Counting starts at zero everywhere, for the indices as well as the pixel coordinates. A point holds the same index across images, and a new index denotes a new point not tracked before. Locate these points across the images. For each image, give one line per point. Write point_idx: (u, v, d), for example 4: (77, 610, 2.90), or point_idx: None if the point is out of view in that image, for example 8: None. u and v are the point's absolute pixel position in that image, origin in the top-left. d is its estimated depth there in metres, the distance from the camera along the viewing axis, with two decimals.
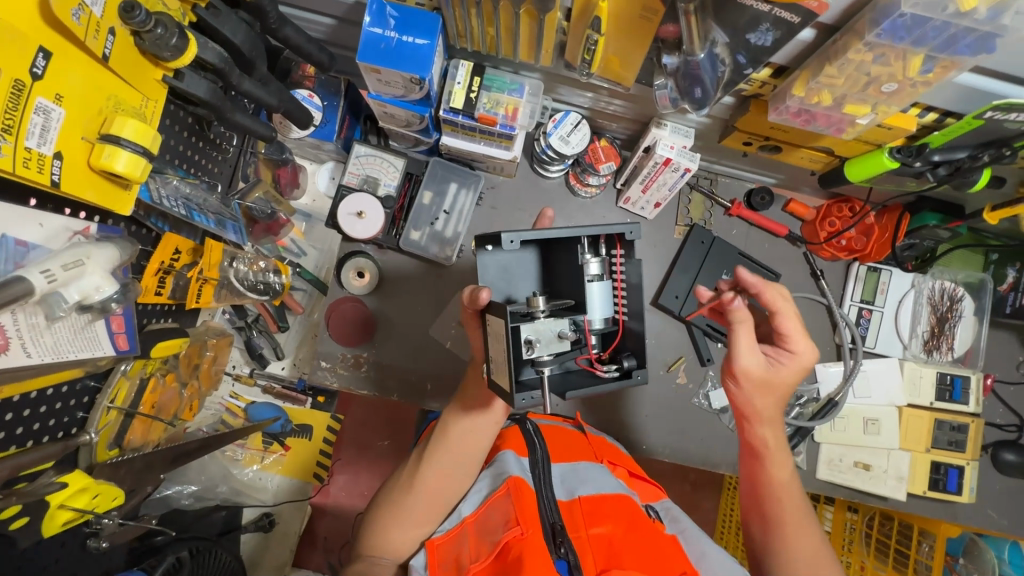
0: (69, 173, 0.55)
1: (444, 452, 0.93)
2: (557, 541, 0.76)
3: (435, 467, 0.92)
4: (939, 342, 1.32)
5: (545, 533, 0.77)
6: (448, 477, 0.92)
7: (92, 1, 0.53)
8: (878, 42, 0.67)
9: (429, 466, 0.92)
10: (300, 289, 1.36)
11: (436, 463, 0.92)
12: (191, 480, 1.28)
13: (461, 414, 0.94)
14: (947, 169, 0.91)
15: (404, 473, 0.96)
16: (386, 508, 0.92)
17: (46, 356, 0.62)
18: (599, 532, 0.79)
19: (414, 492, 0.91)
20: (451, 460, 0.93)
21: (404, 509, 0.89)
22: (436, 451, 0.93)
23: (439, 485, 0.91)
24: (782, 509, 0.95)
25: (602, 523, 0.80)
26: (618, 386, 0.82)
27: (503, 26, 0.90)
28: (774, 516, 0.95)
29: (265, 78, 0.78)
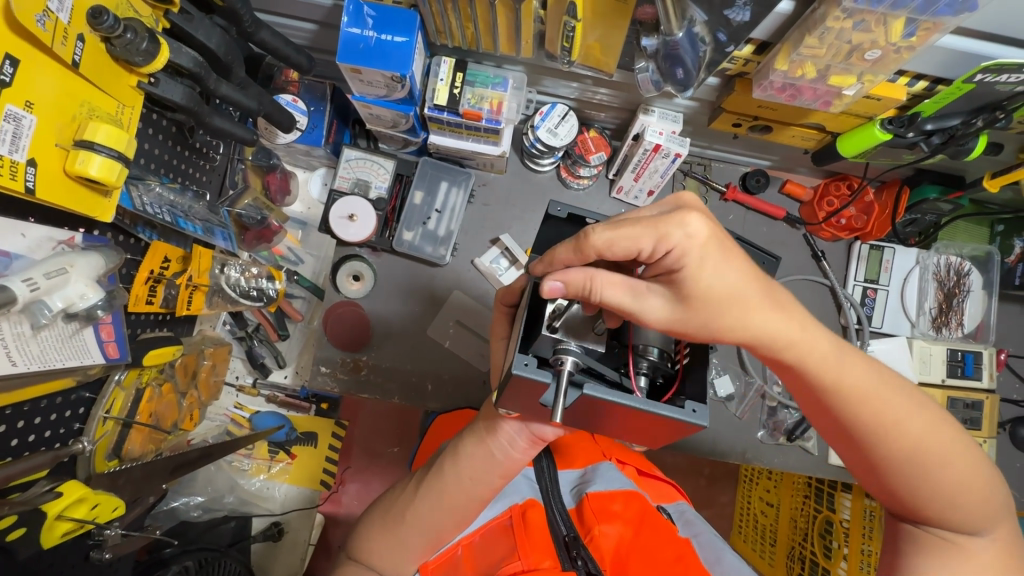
0: (45, 179, 0.56)
1: (439, 490, 0.77)
2: (572, 554, 0.72)
3: (426, 504, 0.78)
4: (948, 318, 1.28)
5: (556, 548, 0.74)
6: (444, 517, 0.78)
7: (58, 8, 0.54)
8: (857, 8, 0.66)
9: (421, 500, 0.78)
10: (298, 296, 1.35)
11: (427, 505, 0.78)
12: (197, 491, 1.30)
13: (462, 455, 0.77)
14: (941, 137, 0.89)
15: (394, 497, 0.84)
16: (371, 535, 0.81)
17: (33, 365, 0.63)
18: (608, 532, 0.77)
19: (406, 529, 0.78)
20: (449, 501, 0.77)
21: (395, 546, 0.79)
22: (430, 491, 0.78)
23: (429, 526, 0.78)
24: (946, 480, 0.62)
25: (612, 522, 0.79)
26: (664, 410, 0.55)
27: (481, 20, 0.89)
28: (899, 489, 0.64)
29: (243, 82, 0.79)
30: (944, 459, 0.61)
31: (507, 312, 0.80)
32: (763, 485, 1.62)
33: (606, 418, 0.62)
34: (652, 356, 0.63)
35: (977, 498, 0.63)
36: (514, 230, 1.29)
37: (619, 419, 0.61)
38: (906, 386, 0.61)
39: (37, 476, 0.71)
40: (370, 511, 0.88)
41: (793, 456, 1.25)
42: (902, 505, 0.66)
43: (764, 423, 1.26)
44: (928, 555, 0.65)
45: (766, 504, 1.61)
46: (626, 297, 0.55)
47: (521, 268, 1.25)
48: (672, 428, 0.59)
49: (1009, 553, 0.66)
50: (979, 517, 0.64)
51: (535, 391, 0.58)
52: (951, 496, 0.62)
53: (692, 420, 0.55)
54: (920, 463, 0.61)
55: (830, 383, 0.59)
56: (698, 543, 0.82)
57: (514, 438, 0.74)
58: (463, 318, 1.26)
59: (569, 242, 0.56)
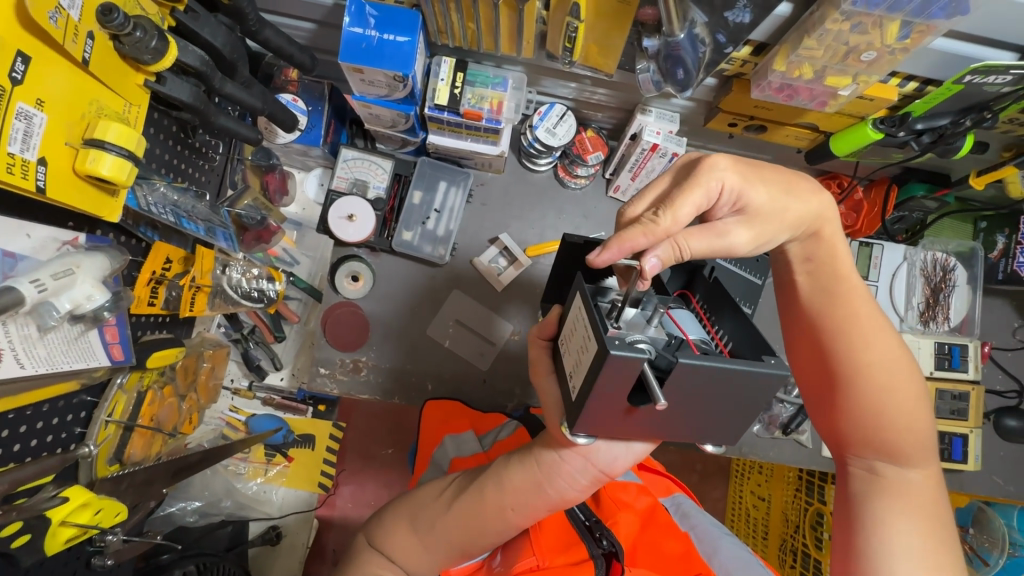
0: (55, 178, 0.55)
1: (476, 509, 0.72)
2: (597, 536, 0.75)
3: (459, 519, 0.72)
4: (935, 313, 1.32)
5: (579, 532, 0.77)
6: (472, 534, 0.73)
7: (69, 5, 0.54)
8: (855, 10, 0.68)
9: (453, 514, 0.73)
10: (295, 298, 1.33)
11: (460, 517, 0.72)
12: (194, 495, 1.28)
13: (509, 488, 0.70)
14: (931, 137, 0.91)
15: (423, 498, 0.79)
16: (393, 539, 0.77)
17: (42, 368, 0.62)
18: (624, 520, 0.82)
19: (435, 535, 0.74)
20: (482, 519, 0.71)
21: (420, 549, 0.76)
22: (464, 506, 0.72)
23: (458, 540, 0.74)
24: (892, 397, 0.70)
25: (626, 512, 0.83)
26: (742, 362, 0.47)
27: (483, 19, 0.90)
28: (857, 407, 0.71)
29: (247, 81, 0.78)
30: (900, 380, 0.71)
31: (544, 346, 0.71)
32: (755, 479, 1.65)
33: (676, 405, 0.52)
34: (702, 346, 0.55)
35: (918, 430, 0.71)
36: (513, 229, 1.29)
37: (688, 400, 0.51)
38: (878, 309, 0.73)
39: (42, 482, 0.70)
40: (391, 502, 0.84)
41: (788, 449, 1.27)
42: (853, 433, 0.72)
43: (759, 417, 1.29)
44: (879, 491, 0.70)
45: (759, 498, 1.64)
46: (715, 238, 0.61)
47: (520, 267, 1.26)
48: (753, 397, 0.50)
49: (942, 504, 0.71)
50: (920, 452, 0.71)
51: (620, 383, 0.49)
52: (898, 417, 0.70)
53: (774, 370, 0.48)
54: (881, 378, 0.70)
55: (833, 276, 0.72)
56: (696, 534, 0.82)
57: (576, 477, 0.67)
58: (463, 318, 1.26)
59: (635, 226, 0.57)
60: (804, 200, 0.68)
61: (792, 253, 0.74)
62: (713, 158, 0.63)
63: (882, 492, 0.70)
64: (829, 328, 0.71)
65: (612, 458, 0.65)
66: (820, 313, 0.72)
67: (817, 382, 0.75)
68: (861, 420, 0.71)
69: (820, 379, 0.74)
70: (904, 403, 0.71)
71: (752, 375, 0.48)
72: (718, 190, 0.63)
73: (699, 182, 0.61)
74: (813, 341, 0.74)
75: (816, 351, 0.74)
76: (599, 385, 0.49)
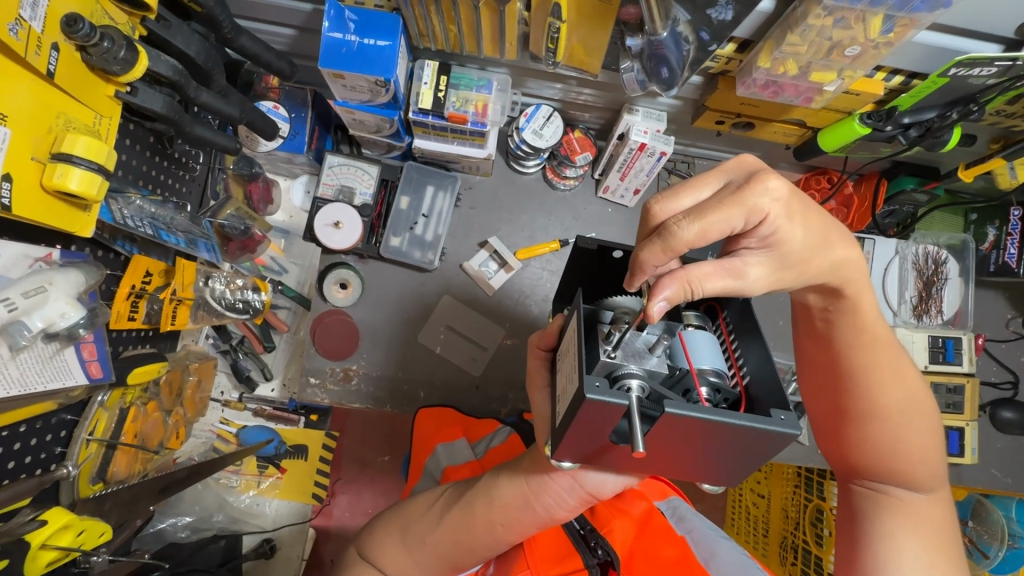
0: (21, 195, 0.55)
1: (465, 525, 0.70)
2: (591, 545, 0.74)
3: (448, 534, 0.71)
4: (928, 306, 1.31)
5: (573, 542, 0.76)
6: (463, 549, 0.71)
7: (31, 16, 0.52)
8: (837, 5, 0.68)
9: (442, 530, 0.71)
10: (283, 307, 1.31)
11: (451, 532, 0.71)
12: (184, 511, 1.29)
13: (498, 502, 0.68)
14: (918, 130, 0.91)
15: (412, 510, 0.77)
16: (383, 553, 0.76)
17: (13, 388, 0.62)
18: (619, 528, 0.82)
19: (426, 550, 0.73)
20: (473, 534, 0.70)
21: (411, 564, 0.74)
22: (454, 521, 0.71)
23: (447, 554, 0.72)
24: (907, 434, 0.67)
25: (622, 519, 0.83)
26: (746, 418, 0.46)
27: (464, 22, 0.89)
28: (870, 439, 0.68)
29: (224, 89, 0.78)
30: (916, 411, 0.68)
31: (542, 357, 0.72)
32: (754, 477, 1.64)
33: (675, 447, 0.53)
34: (712, 379, 0.54)
35: (931, 457, 0.69)
36: (502, 232, 1.28)
37: (689, 445, 0.52)
38: (896, 346, 0.67)
39: (19, 505, 0.68)
40: (381, 515, 0.82)
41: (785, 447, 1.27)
42: (864, 462, 0.70)
43: None
44: (887, 513, 0.69)
45: (758, 496, 1.63)
46: (730, 280, 0.51)
47: (511, 270, 1.26)
48: (759, 446, 0.49)
49: (948, 523, 0.71)
50: (931, 477, 0.70)
51: (604, 421, 0.48)
52: (914, 451, 0.68)
53: (783, 429, 0.46)
54: (897, 414, 0.67)
55: (857, 327, 0.63)
56: (693, 540, 0.77)
57: (563, 496, 0.66)
58: (454, 323, 1.25)
59: (652, 241, 0.50)
60: (835, 250, 0.56)
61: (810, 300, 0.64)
62: (767, 178, 0.50)
63: (891, 515, 0.69)
64: (846, 369, 0.66)
65: (601, 481, 0.65)
66: (841, 360, 0.66)
67: (827, 414, 0.71)
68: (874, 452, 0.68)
69: (831, 414, 0.70)
70: (919, 438, 0.68)
71: (756, 430, 0.47)
72: (759, 220, 0.50)
73: (739, 206, 0.49)
74: (829, 387, 0.69)
75: (831, 397, 0.69)
76: (582, 422, 0.49)
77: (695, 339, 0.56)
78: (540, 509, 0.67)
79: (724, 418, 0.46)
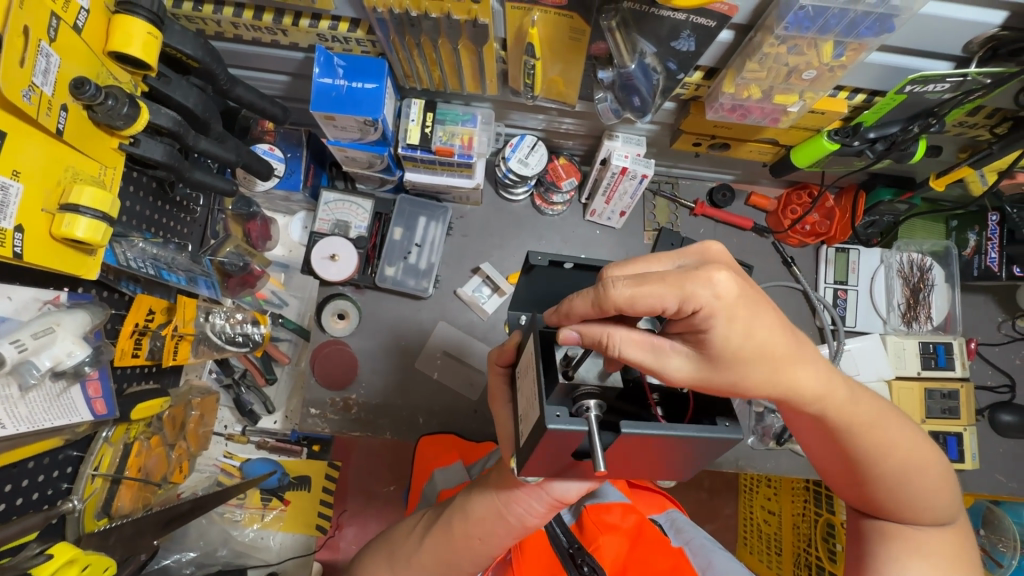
0: (32, 243, 0.60)
1: (447, 543, 0.72)
2: (577, 562, 0.77)
3: (430, 556, 0.73)
4: (917, 313, 1.33)
5: (562, 559, 0.78)
6: (445, 569, 0.73)
7: (43, 82, 0.57)
8: (788, 34, 0.72)
9: (425, 552, 0.73)
10: (284, 339, 1.35)
11: (433, 554, 0.73)
12: (189, 546, 1.25)
13: (472, 518, 0.70)
14: (884, 144, 0.94)
15: (401, 534, 0.79)
16: None
17: (22, 425, 0.65)
18: (609, 544, 0.79)
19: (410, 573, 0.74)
20: (453, 555, 0.72)
21: None
22: (436, 543, 0.72)
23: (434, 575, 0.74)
24: (915, 483, 0.67)
25: (612, 531, 0.81)
26: (695, 431, 0.52)
27: (447, 64, 0.94)
28: (889, 490, 0.68)
29: (221, 136, 0.83)
30: (922, 458, 0.68)
31: (502, 373, 0.75)
32: (764, 493, 1.63)
33: (641, 455, 0.57)
34: (663, 382, 0.61)
35: (946, 492, 0.70)
36: (494, 258, 1.32)
37: (648, 455, 0.57)
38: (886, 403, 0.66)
39: (27, 539, 0.70)
40: (372, 542, 0.84)
41: (785, 459, 1.26)
42: (880, 505, 0.70)
43: (753, 429, 1.28)
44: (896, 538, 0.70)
45: (768, 512, 1.61)
46: (648, 356, 0.52)
47: (504, 295, 1.29)
48: (709, 448, 0.55)
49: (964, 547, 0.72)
50: (944, 507, 0.70)
51: (567, 443, 0.52)
52: (926, 495, 0.68)
53: (727, 436, 0.52)
54: (901, 458, 0.67)
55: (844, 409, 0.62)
56: (690, 551, 0.81)
57: (532, 504, 0.68)
58: (450, 349, 1.28)
59: (586, 292, 0.53)
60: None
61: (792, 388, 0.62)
62: (712, 271, 0.49)
63: (902, 539, 0.70)
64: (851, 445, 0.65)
65: (566, 488, 0.67)
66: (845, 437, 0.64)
67: (839, 470, 0.70)
68: (886, 494, 0.68)
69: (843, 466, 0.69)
70: (926, 482, 0.68)
71: (704, 438, 0.52)
72: (691, 309, 0.49)
73: (672, 288, 0.48)
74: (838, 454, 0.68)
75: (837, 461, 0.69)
76: (544, 447, 0.53)
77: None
78: (516, 522, 0.69)
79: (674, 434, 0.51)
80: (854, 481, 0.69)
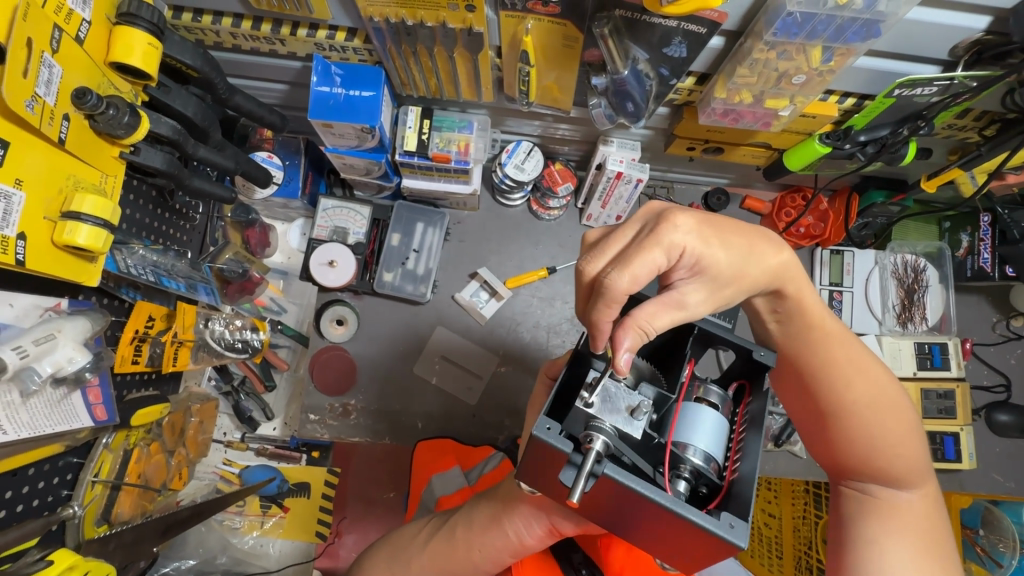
0: (34, 251, 0.60)
1: (448, 552, 0.73)
2: None
3: (430, 561, 0.74)
4: (912, 314, 1.34)
5: None
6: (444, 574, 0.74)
7: (46, 92, 0.58)
8: (777, 40, 0.74)
9: (425, 556, 0.74)
10: (283, 346, 1.36)
11: (433, 560, 0.74)
12: (188, 555, 1.28)
13: (476, 528, 0.72)
14: (874, 146, 0.96)
15: (399, 539, 0.80)
16: None
17: (23, 431, 0.66)
18: (613, 547, 0.80)
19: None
20: (453, 565, 0.73)
21: None
22: (438, 550, 0.74)
23: None
24: (881, 434, 0.68)
25: (614, 538, 0.81)
26: (695, 514, 0.49)
27: (443, 72, 0.96)
28: (850, 435, 0.70)
29: (220, 144, 0.84)
30: (894, 412, 0.69)
31: (546, 383, 0.78)
32: (767, 496, 1.61)
33: (637, 518, 0.55)
34: (695, 462, 0.55)
35: (918, 459, 0.70)
36: (492, 263, 1.33)
37: (644, 520, 0.55)
38: (862, 350, 0.70)
39: (27, 545, 0.71)
40: (371, 545, 0.85)
41: (783, 460, 1.27)
42: (845, 457, 0.71)
43: (751, 431, 1.29)
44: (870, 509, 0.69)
45: (769, 516, 1.60)
46: (676, 312, 0.59)
47: (501, 300, 1.29)
48: (701, 545, 0.52)
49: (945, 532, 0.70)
50: (919, 481, 0.70)
51: (559, 467, 0.53)
52: (893, 450, 0.68)
53: (727, 538, 0.49)
54: (871, 416, 0.68)
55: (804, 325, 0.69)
56: None
57: (531, 523, 0.68)
58: (449, 354, 1.28)
59: (597, 300, 0.57)
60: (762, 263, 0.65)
61: (759, 305, 0.72)
62: (675, 218, 0.60)
63: (871, 508, 0.70)
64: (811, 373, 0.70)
65: (564, 517, 0.67)
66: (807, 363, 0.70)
67: (805, 411, 0.74)
68: (847, 439, 0.70)
69: (809, 414, 0.73)
70: (895, 436, 0.69)
71: (697, 525, 0.50)
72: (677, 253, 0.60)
73: (657, 246, 0.58)
74: (802, 388, 0.72)
75: (800, 395, 0.73)
76: (535, 459, 0.55)
77: (691, 416, 0.58)
78: (518, 534, 0.69)
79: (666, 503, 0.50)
80: (818, 421, 0.72)
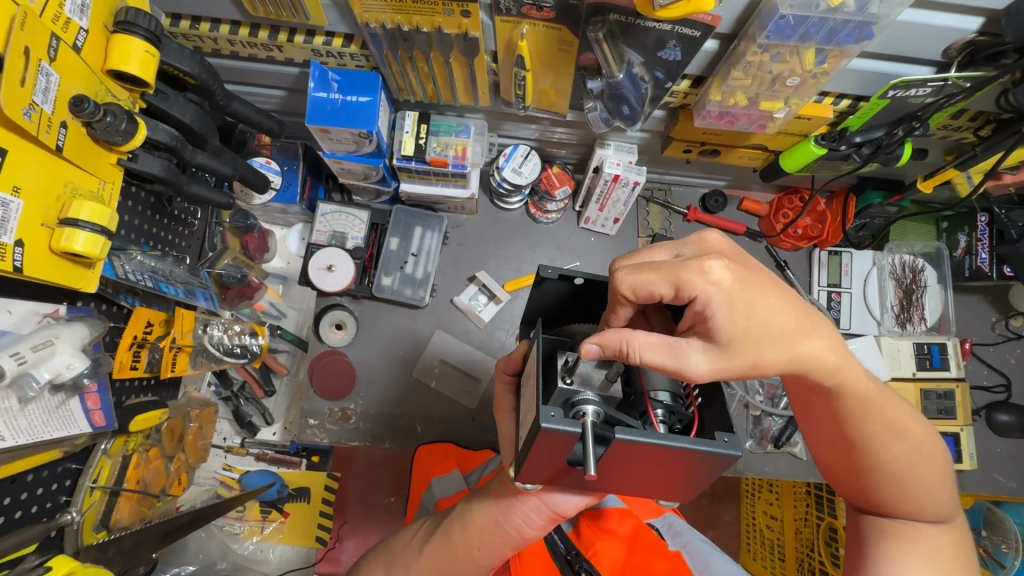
0: (32, 258, 0.61)
1: (445, 553, 0.73)
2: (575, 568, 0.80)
3: (428, 564, 0.73)
4: (910, 314, 1.34)
5: (558, 565, 0.81)
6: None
7: (43, 100, 0.59)
8: (770, 43, 0.74)
9: (423, 560, 0.74)
10: (282, 350, 1.34)
11: (432, 560, 0.73)
12: (188, 559, 1.24)
13: (471, 527, 0.71)
14: (869, 148, 0.97)
15: (398, 545, 0.79)
16: None
17: (21, 438, 0.66)
18: (606, 548, 0.81)
19: None
20: (451, 564, 0.73)
21: None
22: (434, 552, 0.73)
23: None
24: (914, 479, 0.68)
25: (608, 538, 0.82)
26: (693, 442, 0.51)
27: (439, 77, 0.96)
28: (886, 482, 0.68)
29: (218, 150, 0.84)
30: (925, 453, 0.69)
31: (507, 381, 0.76)
32: (766, 498, 1.61)
33: (636, 467, 0.56)
34: (667, 400, 0.59)
35: (942, 491, 0.71)
36: (490, 266, 1.33)
37: (645, 467, 0.56)
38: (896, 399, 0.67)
39: (25, 551, 0.71)
40: (370, 550, 0.84)
41: (783, 462, 1.27)
42: (877, 499, 0.71)
43: (751, 433, 1.28)
44: (892, 534, 0.70)
45: (770, 518, 1.60)
46: (669, 357, 0.53)
47: (500, 303, 1.30)
48: (704, 467, 0.54)
49: (969, 559, 0.72)
50: (945, 508, 0.71)
51: (562, 447, 0.52)
52: (924, 490, 0.69)
53: (726, 450, 0.51)
54: (909, 460, 0.68)
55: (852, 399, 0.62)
56: (688, 554, 0.82)
57: (531, 515, 0.68)
58: (448, 357, 1.28)
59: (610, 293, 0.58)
60: None
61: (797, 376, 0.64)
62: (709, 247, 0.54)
63: (904, 542, 0.70)
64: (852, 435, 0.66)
65: (564, 501, 0.68)
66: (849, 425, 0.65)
67: (837, 460, 0.72)
68: (885, 488, 0.69)
69: (843, 464, 0.71)
70: (924, 477, 0.69)
71: (699, 453, 0.51)
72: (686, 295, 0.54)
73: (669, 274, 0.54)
74: (838, 442, 0.69)
75: (837, 449, 0.70)
76: (537, 449, 0.53)
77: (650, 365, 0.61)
78: (517, 530, 0.69)
79: (668, 441, 0.50)
80: (854, 471, 0.70)
